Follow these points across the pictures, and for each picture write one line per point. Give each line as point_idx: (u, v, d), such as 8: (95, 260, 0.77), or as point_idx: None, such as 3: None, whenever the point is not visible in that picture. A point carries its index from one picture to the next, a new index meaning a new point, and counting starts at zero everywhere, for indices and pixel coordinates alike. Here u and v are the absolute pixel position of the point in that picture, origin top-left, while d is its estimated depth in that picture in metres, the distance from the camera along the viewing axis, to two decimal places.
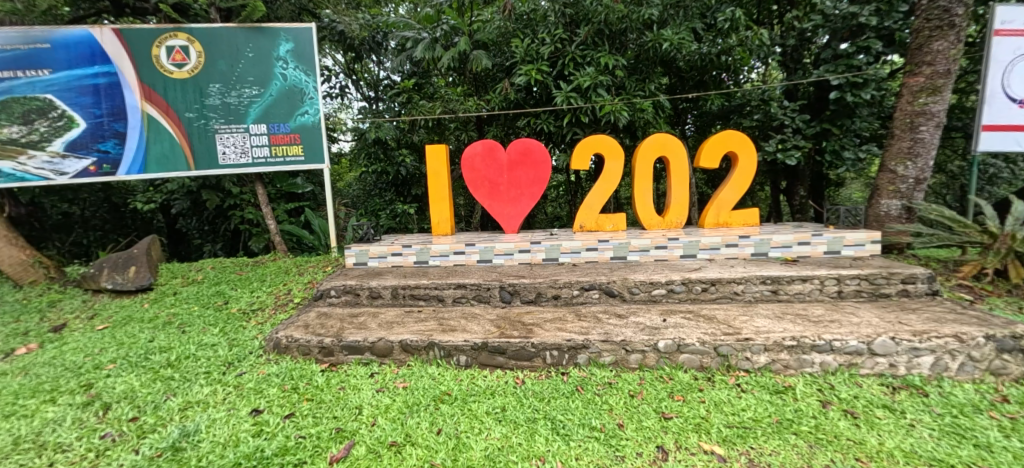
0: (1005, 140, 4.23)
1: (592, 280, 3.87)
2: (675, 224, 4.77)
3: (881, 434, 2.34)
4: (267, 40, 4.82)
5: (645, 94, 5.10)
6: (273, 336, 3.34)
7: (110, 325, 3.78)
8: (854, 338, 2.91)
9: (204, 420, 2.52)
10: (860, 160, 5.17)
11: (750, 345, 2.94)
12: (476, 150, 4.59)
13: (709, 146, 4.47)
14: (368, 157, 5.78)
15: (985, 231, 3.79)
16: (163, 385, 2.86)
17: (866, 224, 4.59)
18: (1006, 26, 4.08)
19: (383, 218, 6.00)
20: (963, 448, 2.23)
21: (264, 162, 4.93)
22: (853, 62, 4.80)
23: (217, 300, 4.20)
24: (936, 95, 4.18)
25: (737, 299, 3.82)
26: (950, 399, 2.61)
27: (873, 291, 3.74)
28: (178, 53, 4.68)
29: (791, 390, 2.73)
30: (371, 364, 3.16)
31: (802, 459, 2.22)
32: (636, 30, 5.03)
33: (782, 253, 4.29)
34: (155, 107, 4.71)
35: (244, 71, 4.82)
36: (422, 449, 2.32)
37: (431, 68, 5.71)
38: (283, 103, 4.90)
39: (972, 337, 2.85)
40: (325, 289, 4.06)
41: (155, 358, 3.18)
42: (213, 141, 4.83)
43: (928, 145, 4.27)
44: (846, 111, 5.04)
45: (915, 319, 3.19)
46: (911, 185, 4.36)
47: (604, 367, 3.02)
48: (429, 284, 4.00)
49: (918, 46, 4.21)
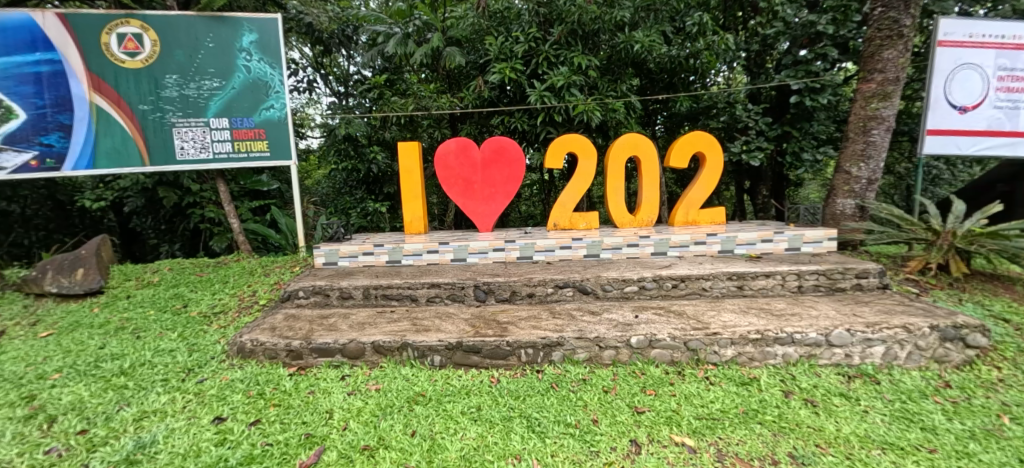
0: (948, 144, 4.53)
1: (566, 278, 3.91)
2: (646, 222, 4.86)
3: (838, 421, 2.47)
4: (229, 31, 4.60)
5: (616, 95, 5.17)
6: (237, 340, 3.19)
7: (55, 332, 3.52)
8: (813, 330, 3.07)
9: (161, 430, 2.38)
10: (818, 162, 5.44)
11: (718, 339, 3.05)
12: (450, 147, 4.54)
13: (679, 147, 4.57)
14: (338, 154, 5.65)
15: (930, 228, 4.05)
16: (115, 394, 2.69)
17: (823, 222, 4.83)
18: (948, 38, 4.37)
19: (353, 216, 5.84)
20: (912, 431, 2.38)
21: (226, 158, 4.69)
22: (811, 68, 5.05)
23: (175, 303, 3.98)
24: (886, 101, 4.44)
25: (705, 294, 3.94)
26: (899, 385, 2.79)
27: (831, 285, 3.94)
28: (130, 41, 4.40)
29: (756, 381, 2.85)
30: (341, 367, 3.08)
31: (766, 446, 2.31)
32: (609, 31, 5.09)
33: (747, 250, 4.46)
34: (103, 98, 4.41)
35: (204, 62, 4.58)
36: (396, 452, 2.27)
37: (403, 64, 5.60)
38: (247, 97, 4.69)
39: (918, 327, 3.06)
40: (293, 290, 3.93)
41: (106, 366, 2.98)
42: (170, 135, 4.56)
43: (880, 147, 4.53)
44: (805, 115, 5.30)
45: (868, 311, 3.41)
46: (864, 185, 4.62)
47: (578, 364, 3.06)
48: (402, 284, 3.93)
49: (870, 53, 4.45)
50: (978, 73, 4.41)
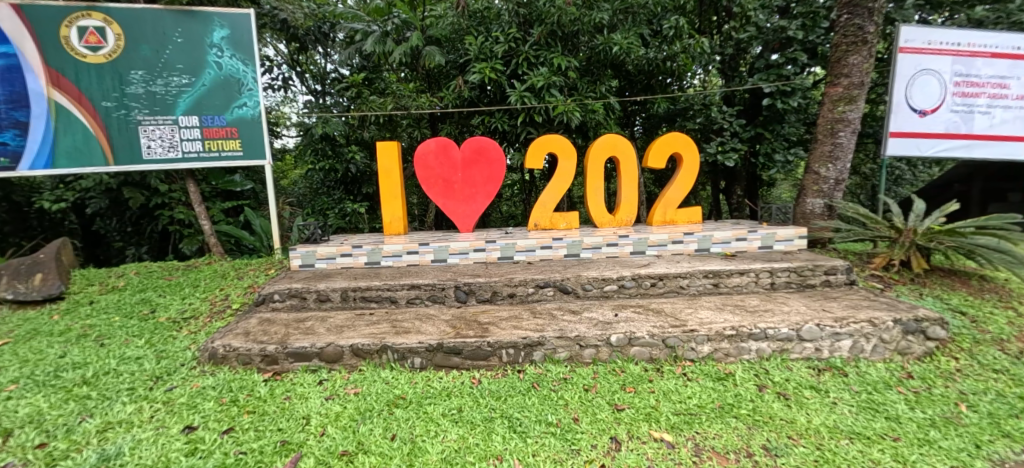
0: (909, 146, 4.75)
1: (547, 278, 3.92)
2: (625, 222, 4.93)
3: (808, 413, 2.56)
4: (198, 25, 4.44)
5: (596, 96, 5.23)
6: (209, 345, 3.09)
7: (11, 340, 3.33)
8: (785, 326, 3.17)
9: (127, 442, 2.28)
10: (789, 163, 5.63)
11: (695, 336, 3.12)
12: (429, 147, 4.49)
13: (656, 147, 4.65)
14: (314, 153, 5.52)
15: (893, 226, 4.24)
16: (77, 405, 2.57)
17: (794, 221, 5.00)
18: (908, 45, 4.57)
19: (331, 217, 5.71)
20: (877, 421, 2.49)
21: (196, 157, 4.53)
22: (782, 72, 5.22)
23: (142, 309, 3.82)
24: (852, 104, 4.62)
25: (682, 292, 4.03)
26: (865, 377, 2.91)
27: (801, 281, 4.08)
28: (92, 35, 4.21)
29: (731, 376, 2.92)
30: (319, 372, 3.01)
31: (741, 440, 2.37)
32: (588, 33, 5.14)
33: (722, 248, 4.58)
34: (63, 94, 4.20)
35: (172, 58, 4.42)
36: (375, 456, 2.23)
37: (382, 62, 5.53)
38: (218, 94, 4.54)
39: (883, 321, 3.20)
40: (268, 293, 3.82)
41: (66, 376, 2.84)
42: (136, 133, 4.37)
43: (846, 149, 4.71)
44: (776, 117, 5.49)
45: (836, 306, 3.54)
46: (832, 185, 4.80)
47: (559, 363, 3.08)
48: (381, 285, 3.87)
49: (837, 59, 4.63)
50: (936, 78, 4.64)
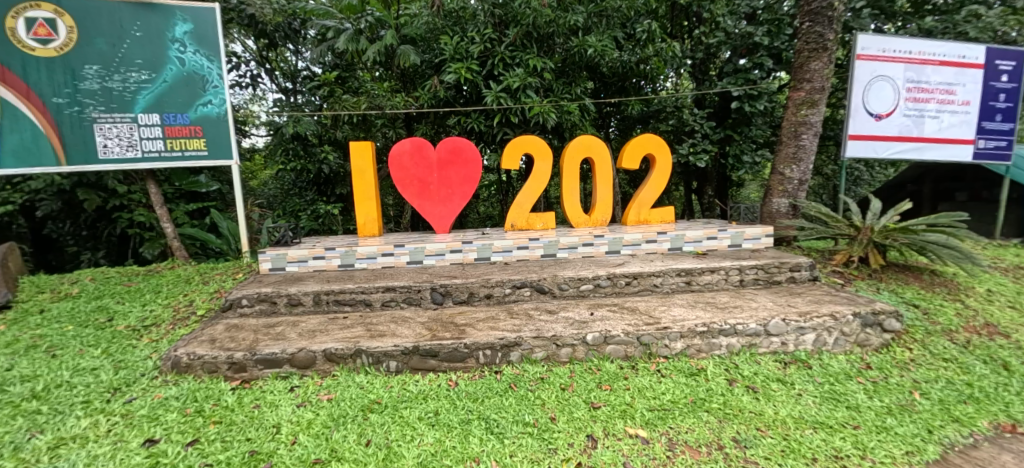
0: (867, 148, 5.00)
1: (524, 278, 3.94)
2: (600, 222, 5.00)
3: (776, 404, 2.66)
4: (159, 19, 4.24)
5: (571, 97, 5.27)
6: (171, 354, 2.95)
7: None
8: (754, 321, 3.28)
9: (81, 458, 2.15)
10: (756, 164, 5.84)
11: (669, 333, 3.19)
12: (404, 147, 4.43)
13: (630, 148, 4.73)
14: (285, 153, 5.36)
15: (852, 225, 4.45)
16: (25, 421, 2.41)
17: (761, 220, 5.18)
18: (865, 52, 4.80)
19: (303, 219, 5.56)
20: (838, 411, 2.61)
21: (157, 157, 4.32)
22: (749, 76, 5.41)
23: (98, 317, 3.61)
24: (813, 108, 4.83)
25: (656, 290, 4.11)
26: (828, 369, 3.05)
27: (768, 278, 4.24)
28: (41, 27, 3.95)
29: (703, 372, 3.00)
30: (290, 378, 2.93)
31: (712, 433, 2.44)
32: (563, 35, 5.19)
33: (693, 247, 4.70)
34: (8, 89, 3.94)
35: (130, 52, 4.20)
36: (349, 463, 2.18)
37: (355, 61, 5.42)
38: (181, 91, 4.34)
39: (843, 315, 3.36)
40: (236, 298, 3.69)
41: (13, 390, 2.65)
42: (90, 131, 4.14)
43: (808, 151, 4.92)
44: (744, 120, 5.69)
45: (800, 301, 3.70)
46: (796, 185, 5.00)
47: (536, 363, 3.09)
48: (355, 288, 3.79)
49: (799, 64, 4.83)
50: (889, 84, 4.90)
